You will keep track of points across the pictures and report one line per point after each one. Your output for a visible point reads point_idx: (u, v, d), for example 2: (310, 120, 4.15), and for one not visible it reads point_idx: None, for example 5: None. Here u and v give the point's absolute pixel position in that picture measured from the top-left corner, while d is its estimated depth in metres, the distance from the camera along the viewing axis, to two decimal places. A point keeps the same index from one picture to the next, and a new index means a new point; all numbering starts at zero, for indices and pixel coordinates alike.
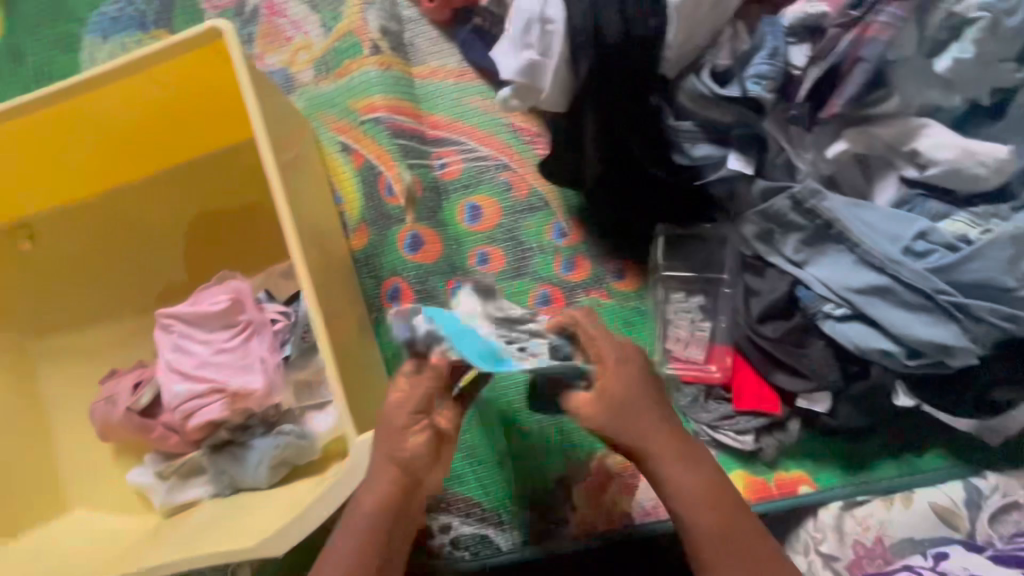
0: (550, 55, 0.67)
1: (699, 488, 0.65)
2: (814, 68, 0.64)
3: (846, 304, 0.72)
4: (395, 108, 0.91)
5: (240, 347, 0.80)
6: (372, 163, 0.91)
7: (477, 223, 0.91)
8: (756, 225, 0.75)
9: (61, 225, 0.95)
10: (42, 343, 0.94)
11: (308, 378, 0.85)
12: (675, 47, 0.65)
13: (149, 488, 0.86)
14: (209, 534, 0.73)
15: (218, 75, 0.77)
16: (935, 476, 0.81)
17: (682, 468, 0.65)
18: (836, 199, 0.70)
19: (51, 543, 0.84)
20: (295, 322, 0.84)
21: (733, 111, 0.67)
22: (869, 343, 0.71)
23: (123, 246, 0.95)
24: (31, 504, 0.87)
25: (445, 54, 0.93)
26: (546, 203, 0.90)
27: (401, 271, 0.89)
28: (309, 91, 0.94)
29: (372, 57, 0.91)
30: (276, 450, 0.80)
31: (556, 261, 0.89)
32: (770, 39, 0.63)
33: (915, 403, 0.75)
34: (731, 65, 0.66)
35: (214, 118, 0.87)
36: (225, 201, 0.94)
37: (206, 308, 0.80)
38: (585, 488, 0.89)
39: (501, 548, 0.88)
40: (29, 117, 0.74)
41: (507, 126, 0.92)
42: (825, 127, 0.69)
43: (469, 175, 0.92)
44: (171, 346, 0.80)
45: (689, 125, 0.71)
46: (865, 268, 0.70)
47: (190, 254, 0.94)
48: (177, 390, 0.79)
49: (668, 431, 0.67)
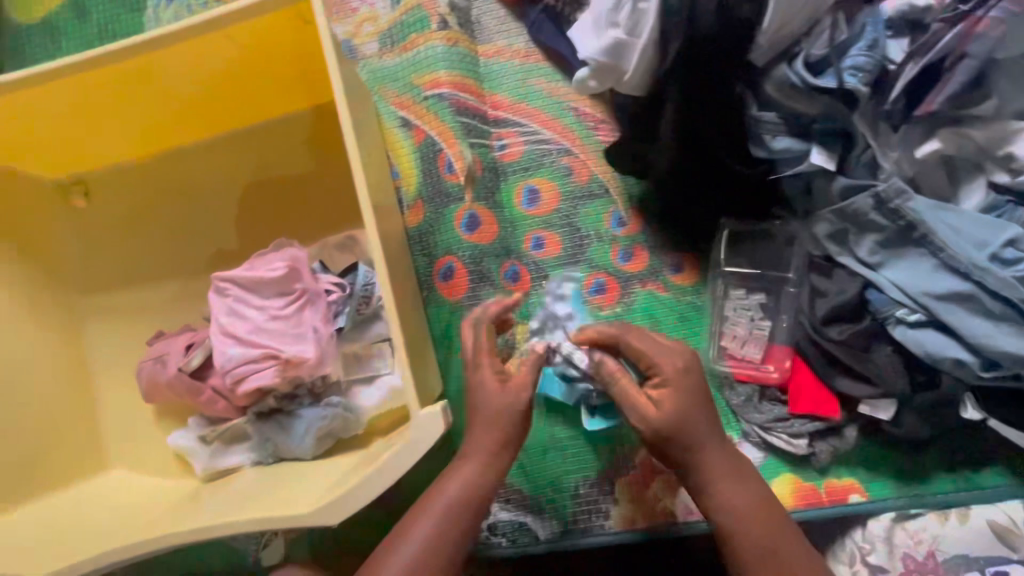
0: (638, 35, 0.66)
1: (751, 503, 0.63)
2: (913, 63, 0.63)
3: (920, 310, 0.70)
4: (460, 85, 0.90)
5: (294, 315, 0.79)
6: (433, 139, 0.89)
7: (535, 207, 0.90)
8: (830, 224, 0.73)
9: (118, 182, 0.96)
10: (90, 299, 0.94)
11: (358, 352, 0.84)
12: (769, 33, 0.63)
13: (190, 451, 0.85)
14: (256, 501, 0.73)
15: (293, 40, 0.76)
16: (995, 494, 0.77)
17: (733, 484, 0.64)
18: (921, 200, 0.68)
19: (91, 500, 0.84)
20: (350, 293, 0.83)
21: (821, 102, 0.65)
22: (943, 351, 0.69)
23: (178, 208, 0.96)
24: (72, 460, 0.87)
25: (512, 33, 0.92)
26: (606, 190, 0.88)
27: (456, 251, 0.88)
28: (371, 64, 0.93)
29: (439, 31, 0.90)
30: (323, 421, 0.79)
31: (613, 250, 0.87)
32: (870, 30, 0.63)
33: (984, 417, 0.73)
34: (826, 54, 0.64)
35: (279, 84, 0.87)
36: (283, 169, 0.94)
37: (262, 273, 0.79)
38: (628, 482, 0.86)
39: (539, 537, 0.86)
40: (103, 69, 0.74)
41: (571, 110, 0.90)
42: (915, 126, 0.67)
43: (529, 158, 0.90)
44: (225, 311, 0.80)
45: (772, 116, 0.69)
46: (946, 273, 0.68)
47: (244, 220, 0.95)
48: (231, 353, 0.78)
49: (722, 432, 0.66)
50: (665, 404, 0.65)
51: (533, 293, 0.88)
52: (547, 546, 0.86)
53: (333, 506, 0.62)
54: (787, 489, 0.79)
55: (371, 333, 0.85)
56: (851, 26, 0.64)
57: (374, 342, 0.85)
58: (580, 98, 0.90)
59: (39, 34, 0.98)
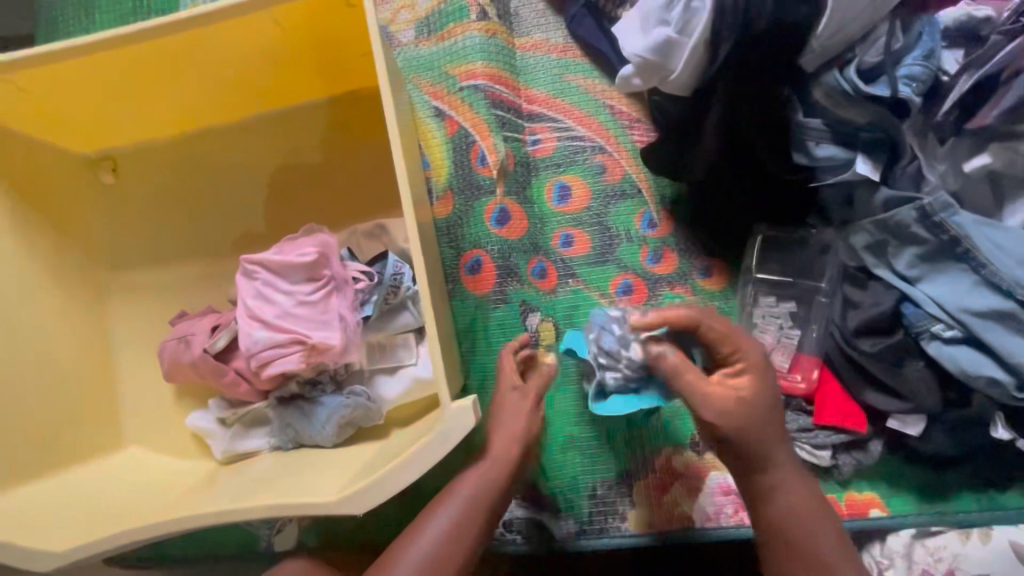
0: (688, 35, 0.65)
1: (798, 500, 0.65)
2: (967, 76, 0.63)
3: (957, 326, 0.69)
4: (496, 77, 0.89)
5: (322, 301, 0.78)
6: (466, 130, 0.89)
7: (565, 204, 0.89)
8: (870, 235, 0.72)
9: (148, 160, 0.96)
10: (117, 276, 0.95)
11: (382, 342, 0.84)
12: (822, 39, 0.63)
13: (210, 434, 0.85)
14: (277, 486, 0.72)
15: (334, 23, 0.76)
16: (1019, 515, 0.75)
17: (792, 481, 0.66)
18: (965, 215, 0.67)
19: (108, 476, 0.84)
20: (378, 282, 0.82)
21: (871, 111, 0.64)
22: (978, 369, 0.68)
23: (205, 188, 0.95)
24: (92, 435, 0.87)
25: (550, 27, 0.91)
26: (639, 190, 0.87)
27: (484, 244, 0.87)
28: (408, 52, 0.93)
29: (477, 22, 0.89)
30: (346, 409, 0.78)
31: (642, 251, 0.86)
32: (926, 40, 0.62)
33: (1013, 437, 0.72)
34: (879, 62, 0.64)
35: (315, 68, 0.86)
36: (313, 154, 0.94)
37: (292, 258, 0.78)
38: (647, 486, 0.85)
39: (554, 537, 0.85)
40: (143, 45, 0.73)
41: (606, 107, 0.89)
42: (963, 140, 0.66)
43: (562, 154, 0.89)
44: (253, 293, 0.79)
45: (817, 123, 0.68)
46: (988, 291, 0.67)
47: (271, 203, 0.94)
48: (257, 337, 0.77)
49: (762, 437, 0.65)
50: (717, 404, 0.65)
51: (559, 290, 0.87)
52: (563, 546, 0.85)
53: (360, 496, 0.61)
54: None
55: (396, 323, 0.84)
56: (906, 34, 0.63)
57: (398, 332, 0.84)
58: (617, 96, 0.89)
59: (74, 6, 0.98)
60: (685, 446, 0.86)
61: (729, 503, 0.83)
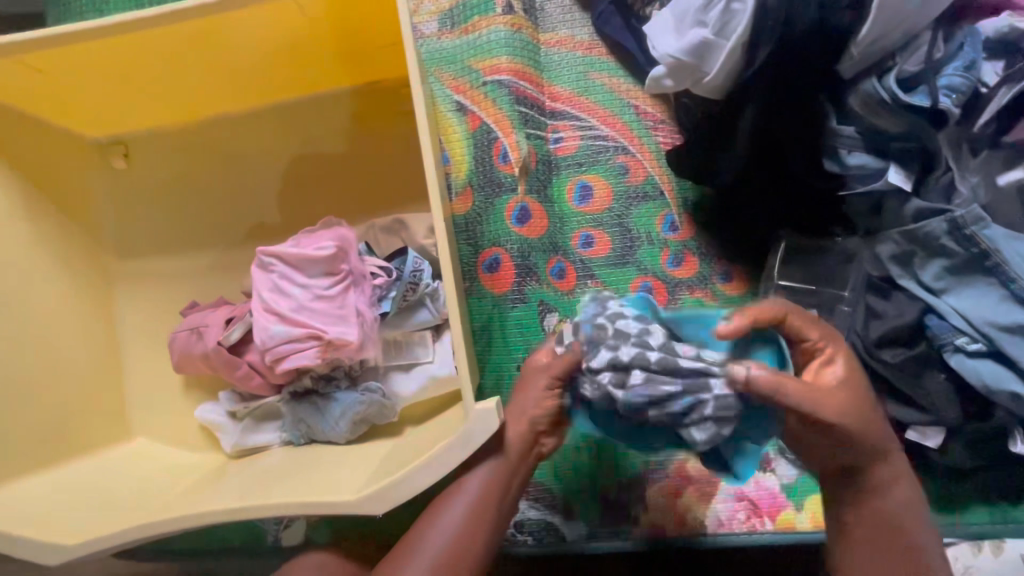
0: (726, 37, 0.64)
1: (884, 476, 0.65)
2: (1006, 88, 0.62)
3: (982, 339, 0.67)
4: (520, 73, 0.87)
5: (339, 296, 0.77)
6: (488, 126, 0.87)
7: (586, 204, 0.88)
8: (897, 246, 0.71)
9: (160, 145, 0.94)
10: (125, 264, 0.93)
11: (398, 339, 0.83)
12: (863, 46, 0.62)
13: (219, 427, 0.84)
14: (288, 483, 0.70)
15: (362, 12, 0.74)
16: None
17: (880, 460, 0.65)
18: (997, 229, 0.66)
19: (114, 468, 0.82)
20: (396, 278, 0.80)
21: (908, 121, 0.63)
22: (1000, 384, 0.67)
23: (218, 177, 0.93)
24: (99, 426, 0.85)
25: (575, 24, 0.90)
26: (661, 192, 0.86)
27: (503, 242, 0.86)
28: (430, 44, 0.91)
29: (502, 15, 0.87)
30: (360, 406, 0.77)
31: (663, 254, 0.86)
32: (969, 51, 0.62)
33: None
34: (918, 72, 0.63)
35: (337, 57, 0.84)
36: (330, 144, 0.92)
37: (310, 251, 0.77)
38: (660, 489, 0.84)
39: (565, 538, 0.84)
40: (165, 28, 0.71)
41: (631, 107, 0.88)
42: (997, 153, 0.66)
43: (585, 153, 0.88)
44: (269, 286, 0.78)
45: (851, 131, 0.67)
46: (1015, 305, 0.66)
47: (286, 194, 0.93)
48: (273, 331, 0.76)
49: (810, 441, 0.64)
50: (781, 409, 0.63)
51: (578, 291, 0.86)
52: (574, 548, 0.84)
53: (380, 496, 0.60)
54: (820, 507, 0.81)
55: (414, 320, 0.82)
56: (947, 44, 0.63)
57: (415, 329, 0.83)
58: (642, 96, 0.88)
59: None
60: None
61: (743, 510, 0.82)
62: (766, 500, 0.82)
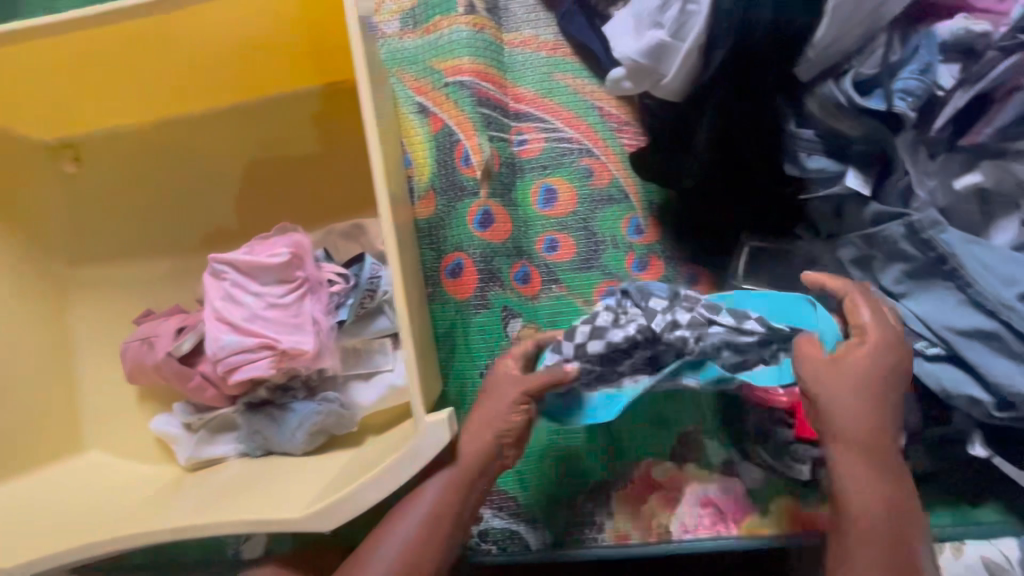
0: (682, 39, 0.62)
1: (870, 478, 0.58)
2: (963, 92, 0.62)
3: (941, 344, 0.67)
4: (482, 74, 0.86)
5: (295, 304, 0.75)
6: (450, 129, 0.86)
7: (550, 207, 0.86)
8: (857, 249, 0.70)
9: (113, 149, 0.91)
10: (77, 271, 0.90)
11: (358, 347, 0.81)
12: (819, 48, 0.60)
13: (174, 439, 0.81)
14: (236, 498, 0.68)
15: (314, 12, 0.72)
16: (988, 530, 0.74)
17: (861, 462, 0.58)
18: (954, 233, 0.65)
19: (65, 482, 0.79)
20: (354, 286, 0.79)
21: (866, 124, 0.63)
22: (959, 388, 0.67)
23: (173, 181, 0.91)
24: (50, 439, 0.82)
25: (540, 23, 0.88)
26: (626, 195, 0.85)
27: (466, 247, 0.84)
28: (391, 44, 0.89)
29: (463, 15, 0.86)
30: (317, 416, 0.75)
31: (628, 258, 0.84)
32: (924, 53, 0.61)
33: (990, 454, 0.70)
34: (876, 74, 0.62)
35: (293, 58, 0.82)
36: (289, 147, 0.90)
37: (263, 259, 0.75)
38: (625, 495, 0.83)
39: (530, 546, 0.83)
40: (107, 29, 0.69)
41: (596, 109, 0.86)
42: (954, 156, 0.65)
43: (549, 156, 0.87)
44: (222, 295, 0.76)
45: (810, 134, 0.66)
46: (972, 310, 0.66)
47: (245, 198, 0.90)
48: (225, 341, 0.73)
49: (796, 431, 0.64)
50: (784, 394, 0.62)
51: (542, 296, 0.85)
52: (539, 557, 0.82)
53: (328, 512, 0.58)
54: (785, 511, 0.81)
55: (373, 327, 0.81)
56: (904, 47, 0.62)
57: (375, 336, 0.81)
58: (606, 98, 0.86)
59: None
60: (666, 458, 0.84)
61: (708, 516, 0.81)
62: (730, 505, 0.81)
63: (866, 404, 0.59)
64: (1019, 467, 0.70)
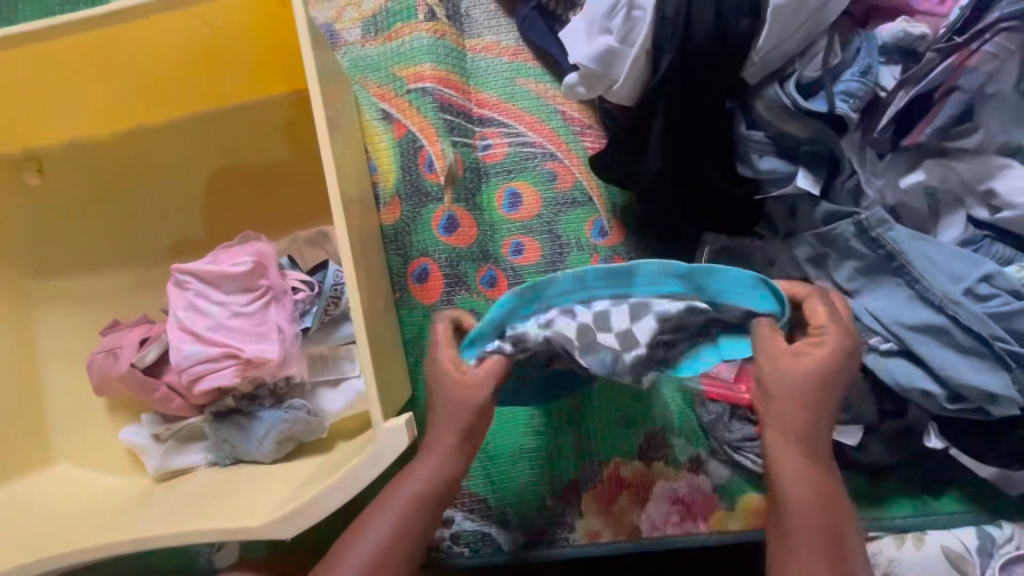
0: (631, 44, 0.65)
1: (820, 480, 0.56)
2: (904, 92, 0.63)
3: (893, 339, 0.68)
4: (444, 80, 0.86)
5: (258, 313, 0.75)
6: (414, 134, 0.86)
7: (515, 211, 0.87)
8: (811, 248, 0.71)
9: (75, 160, 0.91)
10: (43, 284, 0.89)
11: (325, 353, 0.82)
12: (763, 52, 0.63)
13: (142, 450, 0.81)
14: (202, 508, 0.68)
15: (270, 22, 0.73)
16: (947, 519, 0.76)
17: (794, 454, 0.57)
18: (902, 231, 0.67)
19: (31, 495, 0.79)
20: (318, 293, 0.79)
21: (811, 126, 0.64)
22: (912, 381, 0.68)
23: (138, 191, 0.91)
24: (16, 453, 0.82)
25: (501, 29, 0.89)
26: (590, 198, 0.86)
27: (432, 253, 0.85)
28: (354, 51, 0.89)
29: (424, 22, 0.87)
30: (284, 424, 0.76)
31: (592, 260, 0.85)
32: (864, 56, 0.63)
33: (946, 446, 0.72)
34: (819, 77, 0.64)
35: (254, 67, 0.82)
36: (254, 156, 0.90)
37: (226, 268, 0.75)
38: (595, 495, 0.84)
39: (501, 548, 0.83)
40: (62, 41, 0.69)
41: (558, 113, 0.87)
42: (901, 156, 0.68)
43: (513, 160, 0.87)
44: (185, 305, 0.76)
45: (760, 136, 0.68)
46: (922, 305, 0.67)
47: (211, 207, 0.90)
48: (188, 351, 0.74)
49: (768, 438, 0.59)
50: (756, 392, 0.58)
51: None
52: (510, 558, 0.83)
53: (287, 520, 0.59)
54: (751, 507, 0.81)
55: (339, 333, 0.82)
56: (845, 50, 0.64)
57: (342, 343, 0.82)
58: (568, 102, 0.87)
59: None
60: (634, 456, 0.85)
61: (676, 512, 0.83)
62: (697, 501, 0.83)
63: (829, 404, 0.57)
64: (973, 458, 0.72)
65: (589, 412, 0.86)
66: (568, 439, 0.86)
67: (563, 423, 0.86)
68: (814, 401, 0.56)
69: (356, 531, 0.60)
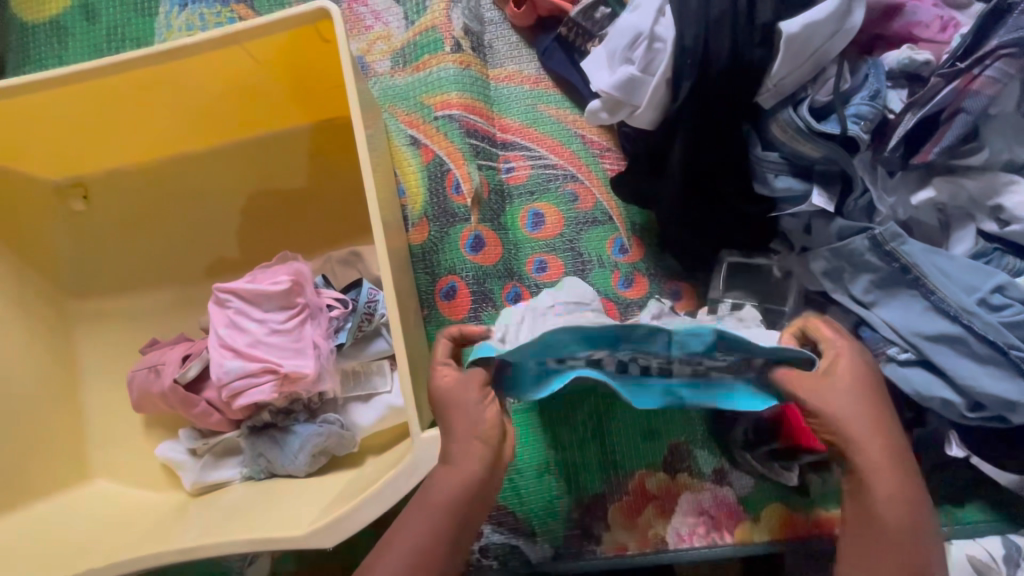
0: (652, 74, 0.69)
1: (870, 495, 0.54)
2: (912, 114, 0.67)
3: (911, 349, 0.71)
4: (469, 107, 0.91)
5: (294, 329, 0.78)
6: (441, 159, 0.90)
7: (539, 230, 0.90)
8: (826, 262, 0.74)
9: (117, 185, 0.95)
10: (83, 304, 0.93)
11: (357, 369, 0.85)
12: (777, 78, 0.67)
13: (179, 465, 0.83)
14: (239, 520, 0.70)
15: (310, 56, 0.77)
16: (972, 529, 0.77)
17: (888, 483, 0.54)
18: (914, 244, 0.70)
19: (71, 509, 0.81)
20: (352, 310, 0.83)
21: (824, 147, 0.68)
22: (932, 391, 0.70)
23: (174, 214, 0.95)
24: (55, 468, 0.84)
25: (522, 59, 0.94)
26: (610, 217, 0.90)
27: (459, 271, 0.88)
28: (383, 81, 0.94)
29: (451, 54, 0.91)
30: (318, 437, 0.78)
31: (614, 276, 0.88)
32: (873, 81, 0.68)
33: (967, 454, 0.74)
34: (830, 101, 0.68)
35: (289, 96, 0.87)
36: (285, 181, 0.94)
37: (266, 286, 0.79)
38: (622, 507, 0.85)
39: (529, 561, 0.84)
40: (117, 77, 0.73)
41: (578, 137, 0.92)
42: (910, 174, 0.72)
43: (535, 182, 0.91)
44: (225, 322, 0.79)
45: (775, 156, 0.72)
46: (938, 316, 0.69)
47: (246, 229, 0.95)
48: (229, 367, 0.77)
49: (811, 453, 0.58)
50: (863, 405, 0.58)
51: None
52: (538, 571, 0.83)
53: (328, 530, 0.60)
54: (777, 518, 0.83)
55: (371, 349, 0.85)
56: (854, 76, 0.69)
57: (373, 358, 0.85)
58: (588, 126, 0.92)
59: (46, 33, 0.98)
60: (659, 469, 0.86)
61: (702, 524, 0.84)
62: (723, 513, 0.84)
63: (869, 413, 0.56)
64: (996, 467, 0.73)
65: (611, 424, 0.87)
66: (593, 453, 0.87)
67: (588, 437, 0.87)
68: (857, 400, 0.58)
69: (379, 546, 0.57)
